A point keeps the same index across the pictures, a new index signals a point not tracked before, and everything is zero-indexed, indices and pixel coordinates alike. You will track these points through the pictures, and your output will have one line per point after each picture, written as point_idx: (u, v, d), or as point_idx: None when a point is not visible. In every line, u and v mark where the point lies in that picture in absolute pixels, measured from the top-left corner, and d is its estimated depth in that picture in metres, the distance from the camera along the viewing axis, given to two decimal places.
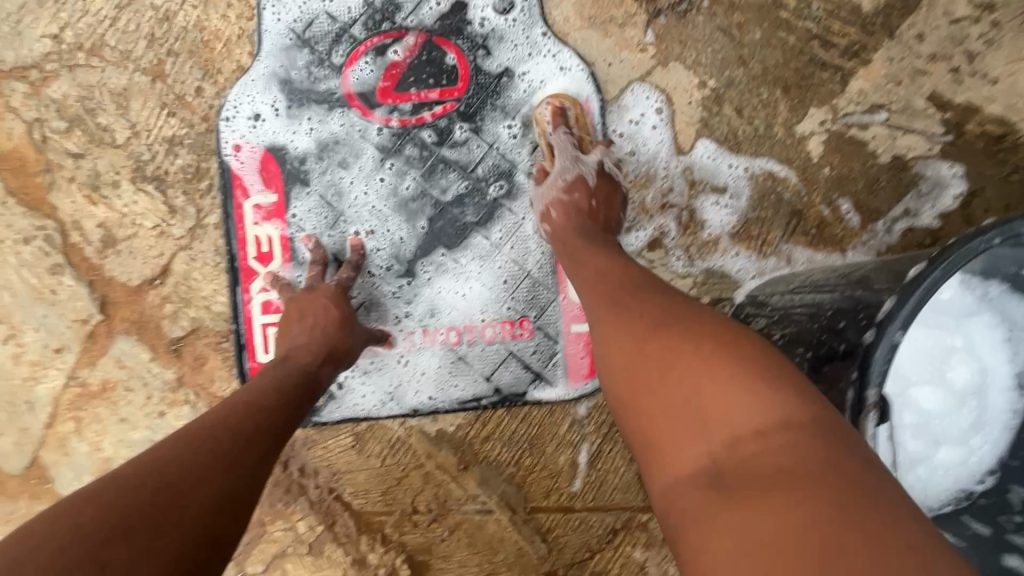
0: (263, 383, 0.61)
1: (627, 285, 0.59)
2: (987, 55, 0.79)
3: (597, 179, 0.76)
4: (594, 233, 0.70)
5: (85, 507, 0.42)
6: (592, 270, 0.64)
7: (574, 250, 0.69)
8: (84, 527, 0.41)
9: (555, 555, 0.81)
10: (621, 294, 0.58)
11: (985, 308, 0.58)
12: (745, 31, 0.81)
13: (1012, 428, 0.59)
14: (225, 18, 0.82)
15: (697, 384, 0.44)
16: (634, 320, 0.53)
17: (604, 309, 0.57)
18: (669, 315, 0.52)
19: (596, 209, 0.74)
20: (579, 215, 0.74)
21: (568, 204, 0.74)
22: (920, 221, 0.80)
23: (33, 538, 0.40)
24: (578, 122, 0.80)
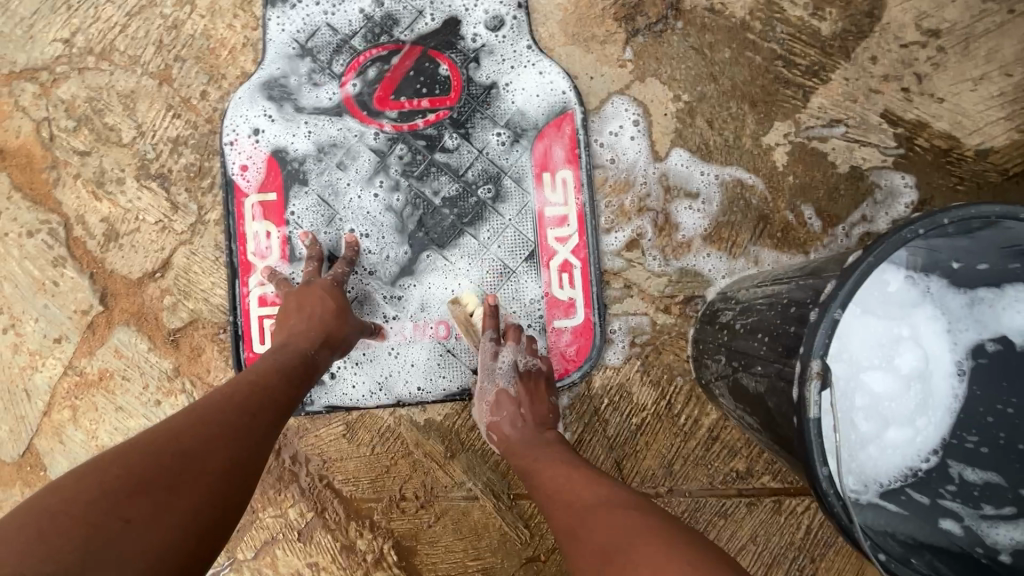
0: (266, 366, 0.65)
1: (568, 482, 0.63)
2: (934, 77, 0.87)
3: (519, 383, 0.79)
4: (534, 442, 0.73)
5: (111, 468, 0.45)
6: (547, 478, 0.66)
7: (527, 462, 0.70)
8: (109, 484, 0.44)
9: (538, 541, 0.84)
10: (564, 500, 0.61)
11: (926, 300, 0.65)
12: (716, 51, 0.88)
13: (955, 410, 0.65)
14: (231, 27, 0.87)
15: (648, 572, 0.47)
16: (583, 546, 0.54)
17: (558, 527, 0.59)
18: (604, 516, 0.56)
19: (530, 415, 0.77)
20: (514, 427, 0.76)
21: (500, 414, 0.78)
22: (876, 226, 0.86)
23: (64, 492, 0.43)
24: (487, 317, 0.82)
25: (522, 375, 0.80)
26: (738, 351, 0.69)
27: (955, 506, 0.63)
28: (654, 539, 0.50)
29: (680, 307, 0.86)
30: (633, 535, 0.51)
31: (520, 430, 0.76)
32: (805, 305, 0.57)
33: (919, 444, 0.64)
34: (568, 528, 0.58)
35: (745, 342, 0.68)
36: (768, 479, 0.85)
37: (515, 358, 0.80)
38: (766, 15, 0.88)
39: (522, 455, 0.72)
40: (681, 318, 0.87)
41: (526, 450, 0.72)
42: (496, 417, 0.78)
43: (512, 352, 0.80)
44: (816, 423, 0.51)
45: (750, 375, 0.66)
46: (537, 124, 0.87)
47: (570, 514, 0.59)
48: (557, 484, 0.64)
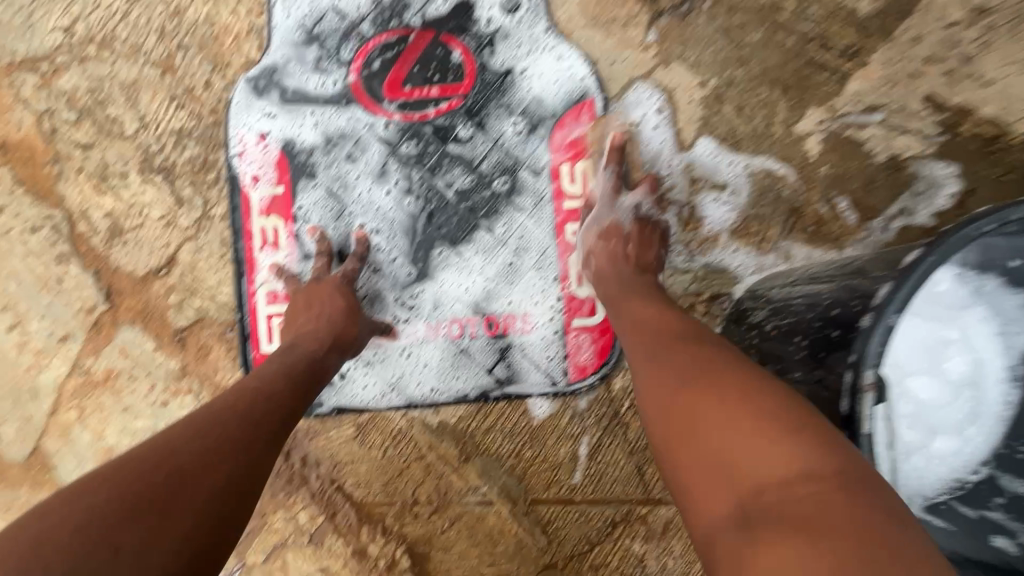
0: (270, 371, 0.62)
1: (655, 322, 0.62)
2: (982, 58, 0.81)
3: (632, 223, 0.79)
4: (631, 280, 0.72)
5: (100, 490, 0.43)
6: (630, 322, 0.64)
7: (621, 299, 0.70)
8: (101, 506, 0.42)
9: (555, 548, 0.81)
10: (648, 336, 0.60)
11: (979, 302, 0.59)
12: (746, 33, 0.83)
13: (1007, 418, 0.60)
14: (234, 13, 0.83)
15: (732, 419, 0.45)
16: (662, 368, 0.54)
17: (643, 356, 0.58)
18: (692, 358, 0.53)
19: (640, 253, 0.76)
20: (613, 259, 0.75)
21: (609, 244, 0.76)
22: (916, 220, 0.81)
23: (52, 517, 0.41)
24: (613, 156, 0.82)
25: (636, 219, 0.79)
26: (772, 354, 0.65)
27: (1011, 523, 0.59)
28: (746, 386, 0.47)
29: (705, 304, 0.82)
30: (721, 380, 0.49)
31: (627, 263, 0.74)
32: (851, 309, 0.53)
33: (968, 455, 0.60)
34: (651, 351, 0.57)
35: (779, 345, 0.63)
36: None
37: (635, 202, 0.80)
38: None
39: (616, 289, 0.71)
40: (706, 317, 0.82)
41: (625, 286, 0.71)
42: (602, 241, 0.77)
43: (636, 198, 0.80)
44: (867, 439, 0.47)
45: (786, 382, 0.61)
46: (555, 113, 0.82)
47: (654, 345, 0.58)
48: (643, 322, 0.63)
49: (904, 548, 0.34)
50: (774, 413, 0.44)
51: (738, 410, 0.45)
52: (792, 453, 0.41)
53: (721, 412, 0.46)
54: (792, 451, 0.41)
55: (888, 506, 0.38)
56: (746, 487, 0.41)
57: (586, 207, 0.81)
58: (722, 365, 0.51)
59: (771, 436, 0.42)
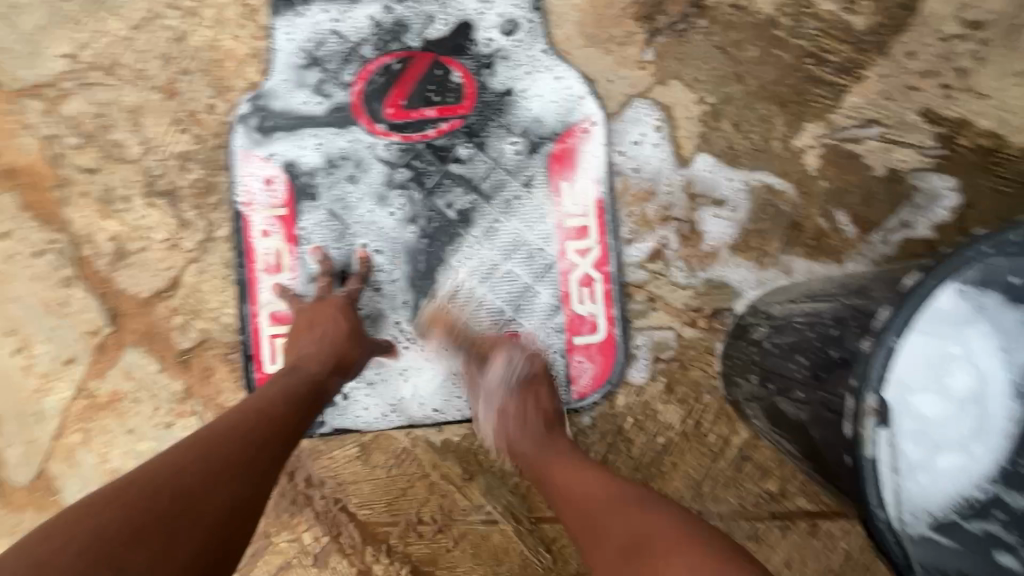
0: (274, 391, 0.62)
1: (580, 474, 0.62)
2: (977, 72, 0.82)
3: (518, 381, 0.74)
4: (549, 432, 0.70)
5: (104, 511, 0.43)
6: (564, 461, 0.65)
7: (537, 460, 0.67)
8: (104, 529, 0.42)
9: (560, 566, 0.81)
10: (578, 484, 0.60)
11: (982, 317, 0.59)
12: (743, 49, 0.84)
13: (1013, 434, 0.60)
14: (237, 37, 0.84)
15: (677, 564, 0.47)
16: (602, 524, 0.55)
17: (574, 517, 0.58)
18: (631, 517, 0.54)
19: (531, 410, 0.72)
20: (512, 421, 0.72)
21: (504, 420, 0.72)
22: (916, 232, 0.81)
23: (58, 538, 0.41)
24: (450, 333, 0.80)
25: (518, 381, 0.74)
26: (774, 372, 0.65)
27: (1011, 539, 0.59)
28: (682, 539, 0.50)
29: (706, 320, 0.82)
30: (667, 541, 0.50)
31: (529, 427, 0.70)
32: (851, 330, 0.53)
33: (974, 470, 0.60)
34: (591, 513, 0.57)
35: (782, 362, 0.63)
36: (802, 500, 0.80)
37: (505, 374, 0.74)
38: (795, 11, 0.84)
39: (534, 459, 0.67)
40: (708, 332, 0.82)
41: (538, 453, 0.67)
42: (501, 426, 0.73)
43: (507, 362, 0.75)
44: (871, 463, 0.46)
45: (789, 400, 0.61)
46: (555, 131, 0.83)
47: (596, 525, 0.55)
48: (567, 476, 0.62)
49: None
50: (715, 553, 0.48)
51: (680, 550, 0.48)
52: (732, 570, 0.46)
53: (665, 548, 0.49)
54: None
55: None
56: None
57: (476, 412, 0.77)
58: (656, 518, 0.53)
59: (710, 557, 0.47)
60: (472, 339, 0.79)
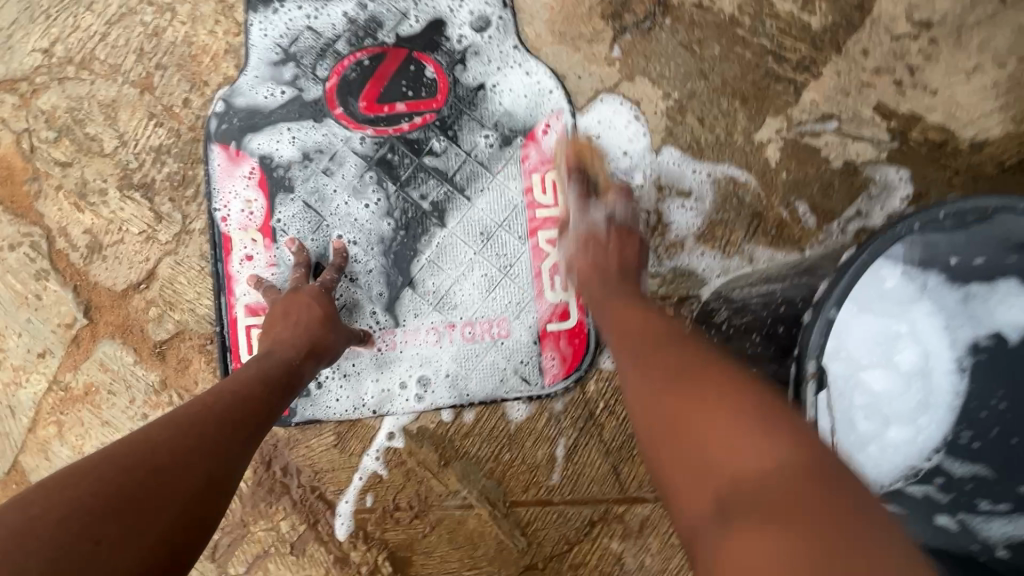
0: (250, 375, 0.63)
1: (642, 318, 0.63)
2: (927, 69, 0.86)
3: (607, 228, 0.77)
4: (615, 279, 0.72)
5: (82, 483, 0.43)
6: (619, 314, 0.65)
7: (603, 298, 0.70)
8: (81, 501, 0.42)
9: (535, 549, 0.83)
10: (637, 332, 0.60)
11: (924, 297, 0.63)
12: (706, 47, 0.87)
13: (959, 407, 0.63)
14: (212, 33, 0.85)
15: (707, 418, 0.46)
16: (649, 361, 0.55)
17: (631, 346, 0.59)
18: (678, 358, 0.53)
19: (615, 258, 0.74)
20: (591, 254, 0.75)
21: (586, 249, 0.76)
22: (872, 221, 0.85)
23: (33, 509, 0.41)
24: (593, 164, 0.85)
25: (614, 224, 0.78)
26: None
27: (946, 501, 0.62)
28: (717, 384, 0.48)
29: (674, 306, 0.85)
30: (701, 387, 0.49)
31: (605, 273, 0.72)
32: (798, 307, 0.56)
33: (921, 442, 0.63)
34: (639, 351, 0.57)
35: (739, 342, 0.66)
36: None
37: (608, 213, 0.79)
38: (755, 10, 0.87)
39: (597, 292, 0.71)
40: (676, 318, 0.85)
41: (608, 303, 0.68)
42: (578, 255, 0.76)
43: (605, 207, 0.80)
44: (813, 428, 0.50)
45: None
46: (526, 125, 0.85)
47: (648, 359, 0.55)
48: (626, 324, 0.63)
49: (840, 505, 0.38)
50: (753, 415, 0.45)
51: (716, 404, 0.47)
52: (772, 453, 0.42)
53: (705, 398, 0.47)
54: (768, 450, 0.42)
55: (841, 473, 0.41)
56: (731, 483, 0.42)
57: (566, 228, 0.81)
58: (701, 367, 0.51)
59: (746, 430, 0.44)
60: (598, 185, 0.84)
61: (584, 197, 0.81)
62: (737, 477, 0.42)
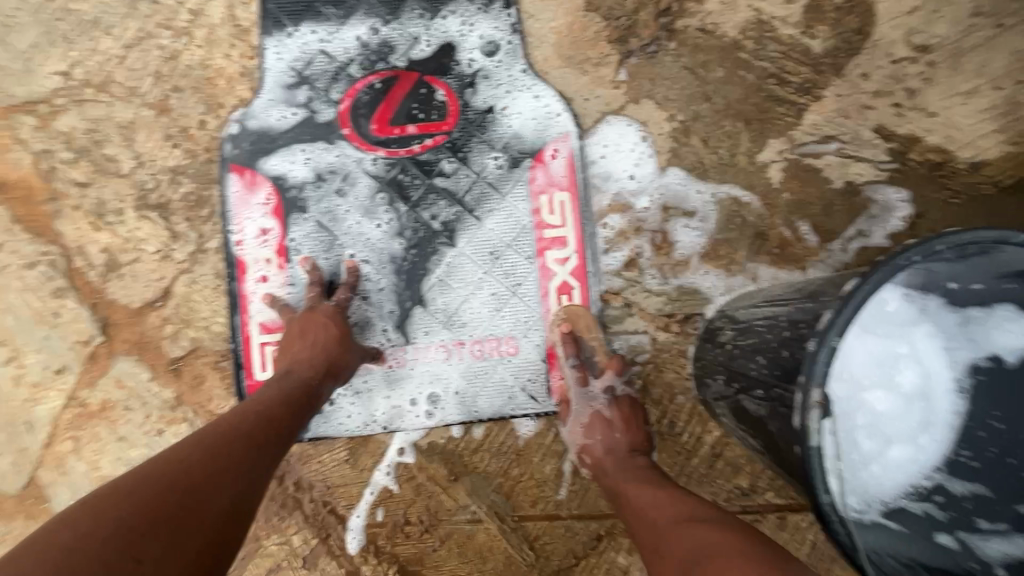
0: (270, 396, 0.64)
1: (654, 493, 0.67)
2: (925, 92, 0.88)
3: (610, 406, 0.80)
4: (623, 461, 0.75)
5: (122, 503, 0.45)
6: (633, 489, 0.69)
7: (617, 481, 0.73)
8: (122, 520, 0.43)
9: (543, 563, 0.84)
10: (649, 502, 0.66)
11: (925, 319, 0.64)
12: (709, 70, 0.89)
13: (958, 426, 0.64)
14: (228, 56, 0.87)
15: None
16: (666, 544, 0.58)
17: (644, 528, 0.63)
18: (692, 535, 0.57)
19: (623, 441, 0.77)
20: (609, 446, 0.77)
21: (596, 434, 0.78)
22: (872, 241, 0.87)
23: (79, 528, 0.42)
24: (587, 337, 0.84)
25: (615, 404, 0.80)
26: (737, 373, 0.70)
27: (944, 519, 0.63)
28: (724, 558, 0.51)
29: (679, 324, 0.87)
30: (714, 559, 0.52)
31: (614, 454, 0.76)
32: (801, 331, 0.58)
33: (922, 460, 0.64)
34: (655, 536, 0.61)
35: (744, 363, 0.68)
36: (770, 495, 0.85)
37: (610, 387, 0.81)
38: (758, 34, 0.89)
39: (611, 480, 0.74)
40: (681, 336, 0.87)
41: (618, 473, 0.74)
42: (588, 440, 0.79)
43: (607, 382, 0.82)
44: (817, 452, 0.52)
45: (750, 398, 0.66)
46: (534, 147, 0.87)
47: (659, 534, 0.60)
48: (638, 495, 0.68)
49: None
50: None
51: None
52: None
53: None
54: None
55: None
56: None
57: (566, 414, 0.82)
58: (711, 543, 0.55)
59: None
60: (596, 360, 0.84)
61: (584, 372, 0.82)
62: None
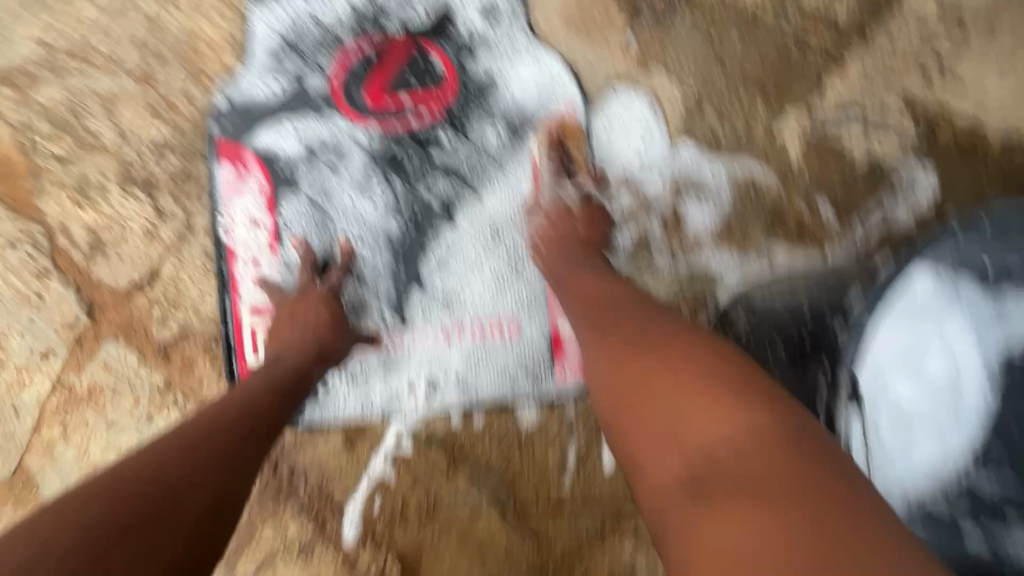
0: (257, 385, 0.61)
1: (606, 290, 0.63)
2: (958, 60, 0.82)
3: (580, 206, 0.78)
4: (581, 257, 0.71)
5: (93, 503, 0.42)
6: (586, 287, 0.65)
7: (573, 269, 0.69)
8: (92, 522, 0.41)
9: (546, 553, 0.81)
10: (615, 313, 0.58)
11: (956, 303, 0.60)
12: (725, 36, 0.83)
13: (994, 418, 0.58)
14: (213, 23, 0.82)
15: (673, 388, 0.46)
16: (612, 335, 0.55)
17: (591, 320, 0.59)
18: (642, 330, 0.54)
19: (590, 233, 0.74)
20: (574, 232, 0.74)
21: (556, 225, 0.75)
22: (897, 219, 0.82)
23: (44, 532, 0.39)
24: (571, 145, 0.83)
25: (584, 202, 0.78)
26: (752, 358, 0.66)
27: (970, 513, 0.57)
28: (680, 353, 0.49)
29: (690, 308, 0.82)
30: (666, 356, 0.49)
31: (577, 244, 0.73)
32: None
33: (951, 453, 0.59)
34: (604, 327, 0.57)
35: None
36: None
37: (582, 189, 0.80)
38: None
39: (565, 267, 0.70)
40: (692, 320, 0.83)
41: (572, 269, 0.69)
42: (548, 231, 0.76)
43: (578, 186, 0.80)
44: None
45: None
46: (538, 117, 0.82)
47: (610, 334, 0.55)
48: (600, 300, 0.61)
49: (807, 462, 0.39)
50: (714, 379, 0.46)
51: (679, 372, 0.47)
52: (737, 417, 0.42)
53: (668, 372, 0.48)
54: (737, 415, 0.42)
55: (800, 429, 0.43)
56: (699, 447, 0.42)
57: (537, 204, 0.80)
58: (665, 339, 0.52)
59: (711, 400, 0.44)
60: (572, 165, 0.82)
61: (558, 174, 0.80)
62: (705, 443, 0.42)
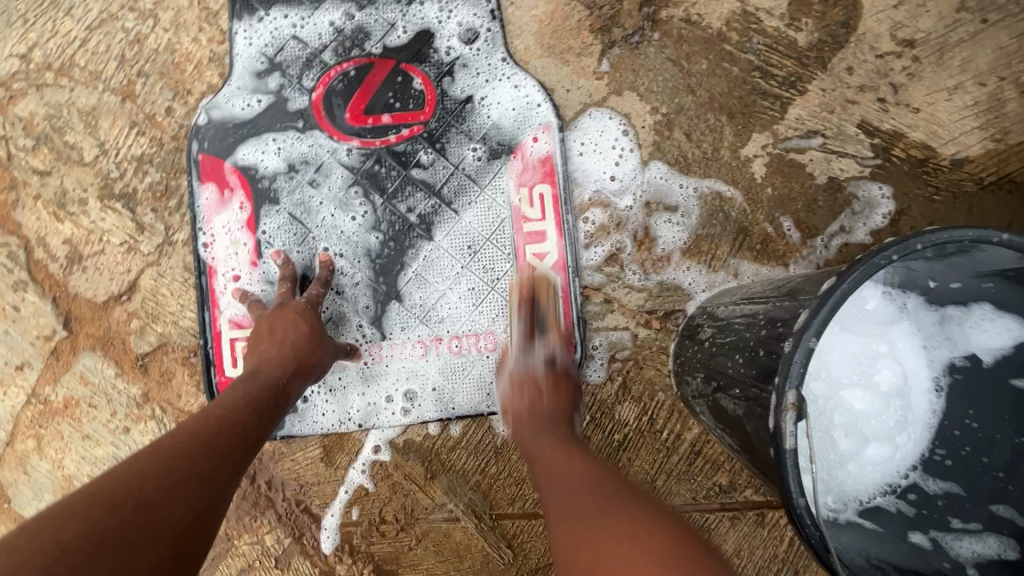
0: (235, 400, 0.62)
1: (564, 451, 0.67)
2: (910, 87, 0.87)
3: (545, 373, 0.78)
4: (546, 418, 0.73)
5: (69, 523, 0.43)
6: (547, 445, 0.68)
7: (534, 437, 0.71)
8: (68, 541, 0.42)
9: (521, 561, 0.83)
10: (557, 471, 0.63)
11: (904, 317, 0.64)
12: (694, 61, 0.87)
13: (934, 425, 0.64)
14: (196, 41, 0.84)
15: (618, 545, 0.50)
16: (566, 494, 0.59)
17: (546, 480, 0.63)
18: (593, 485, 0.59)
19: (553, 401, 0.75)
20: (532, 401, 0.75)
21: (517, 394, 0.77)
22: (854, 237, 0.86)
23: (20, 553, 0.40)
24: (545, 298, 0.82)
25: (550, 369, 0.78)
26: (715, 370, 0.69)
27: (915, 514, 0.63)
28: (624, 510, 0.54)
29: (660, 321, 0.86)
30: (612, 514, 0.54)
31: (537, 405, 0.74)
32: (778, 331, 0.57)
33: (898, 460, 0.63)
34: (559, 484, 0.61)
35: (723, 361, 0.67)
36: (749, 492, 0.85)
37: (549, 356, 0.80)
38: (743, 26, 0.88)
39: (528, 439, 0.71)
40: (662, 332, 0.86)
41: (535, 440, 0.70)
42: (511, 398, 0.77)
43: (546, 347, 0.80)
44: (792, 455, 0.51)
45: (729, 398, 0.65)
46: (515, 138, 0.85)
47: (564, 490, 0.60)
48: (557, 459, 0.65)
49: None
50: (655, 538, 0.50)
51: (622, 531, 0.52)
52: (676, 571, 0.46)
53: (614, 529, 0.52)
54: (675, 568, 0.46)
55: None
56: None
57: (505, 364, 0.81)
58: (613, 497, 0.57)
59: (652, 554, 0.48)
60: (544, 322, 0.82)
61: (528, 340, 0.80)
62: None
